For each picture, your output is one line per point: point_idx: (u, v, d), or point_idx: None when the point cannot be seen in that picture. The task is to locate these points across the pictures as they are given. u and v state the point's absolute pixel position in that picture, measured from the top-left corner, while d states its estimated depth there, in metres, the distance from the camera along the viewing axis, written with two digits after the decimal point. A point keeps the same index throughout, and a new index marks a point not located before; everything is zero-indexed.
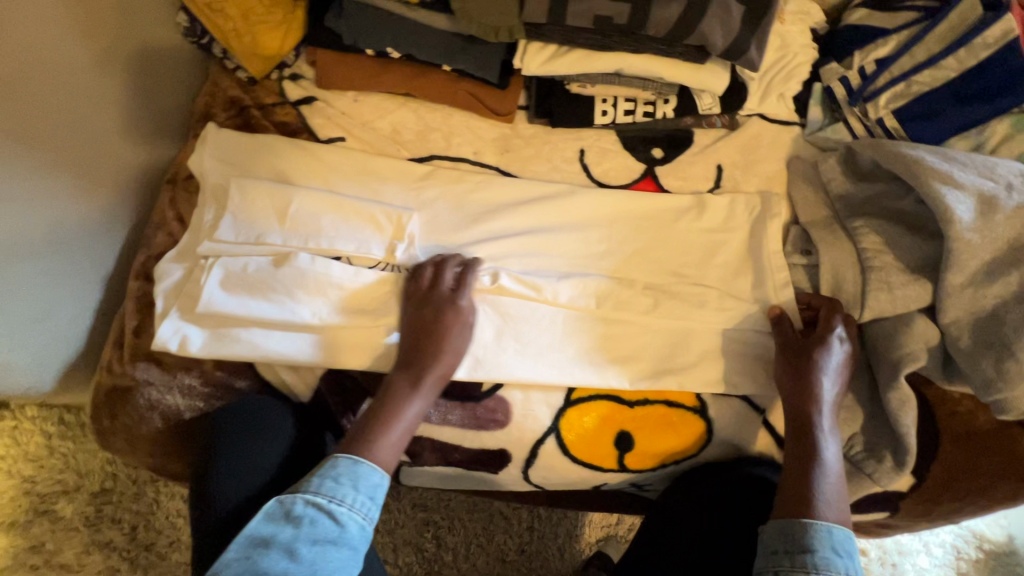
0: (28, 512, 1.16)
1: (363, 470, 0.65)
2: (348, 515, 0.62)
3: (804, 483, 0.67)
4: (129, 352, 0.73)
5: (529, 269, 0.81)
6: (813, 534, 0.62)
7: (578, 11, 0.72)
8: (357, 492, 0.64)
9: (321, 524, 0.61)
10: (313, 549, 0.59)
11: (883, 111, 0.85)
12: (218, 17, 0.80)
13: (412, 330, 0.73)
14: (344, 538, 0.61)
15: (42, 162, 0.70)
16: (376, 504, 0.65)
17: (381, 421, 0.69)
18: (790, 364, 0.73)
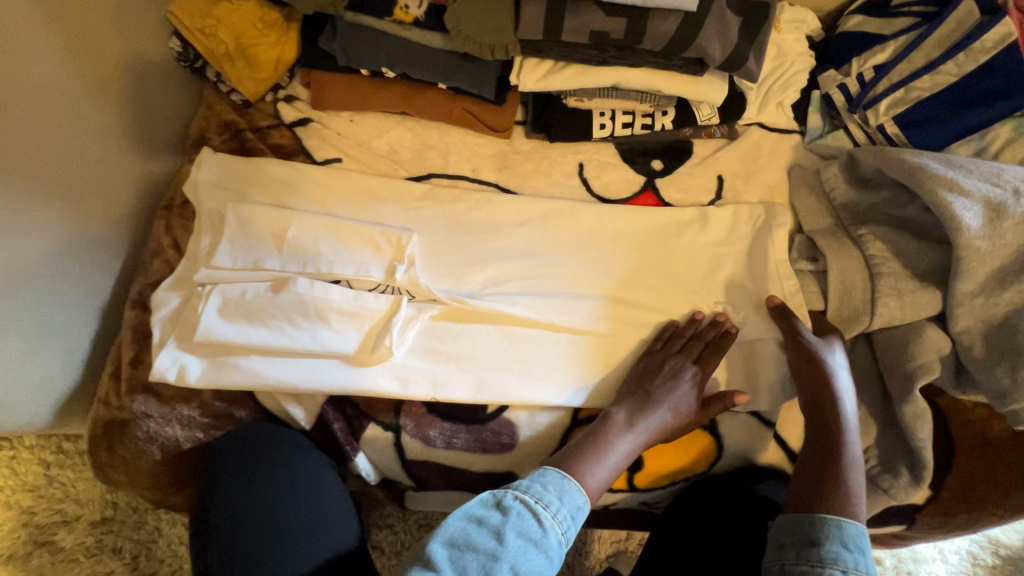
0: (27, 544, 1.14)
1: (570, 486, 0.64)
2: (550, 524, 0.60)
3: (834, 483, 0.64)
4: (126, 384, 0.71)
5: (529, 290, 0.79)
6: (821, 528, 0.60)
7: (573, 27, 0.71)
8: (561, 504, 0.62)
9: (528, 521, 0.59)
10: (517, 541, 0.58)
11: (883, 118, 0.84)
12: (211, 41, 0.81)
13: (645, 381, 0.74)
14: (544, 545, 0.59)
15: (31, 192, 0.69)
16: (575, 524, 0.62)
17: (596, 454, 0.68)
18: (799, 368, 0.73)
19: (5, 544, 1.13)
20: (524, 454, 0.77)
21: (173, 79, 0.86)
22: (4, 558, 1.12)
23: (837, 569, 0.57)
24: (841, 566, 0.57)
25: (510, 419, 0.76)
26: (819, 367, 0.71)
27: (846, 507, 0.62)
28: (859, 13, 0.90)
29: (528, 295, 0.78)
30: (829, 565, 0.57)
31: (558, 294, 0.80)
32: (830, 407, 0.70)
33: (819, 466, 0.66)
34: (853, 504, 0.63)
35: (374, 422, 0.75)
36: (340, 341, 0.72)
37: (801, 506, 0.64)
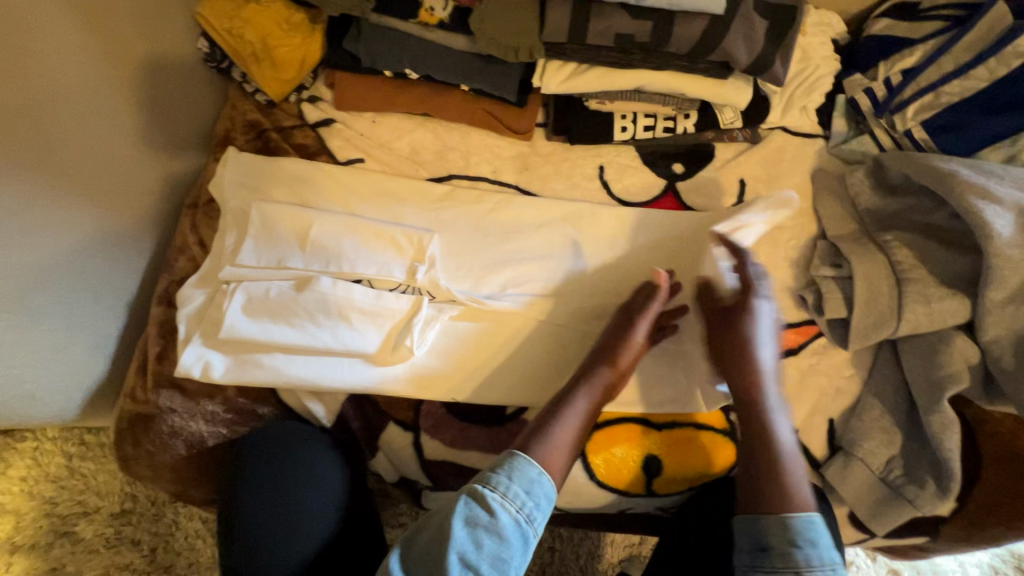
0: (49, 534, 1.16)
1: (520, 462, 0.63)
2: (501, 506, 0.60)
3: (767, 466, 0.65)
4: (152, 379, 0.73)
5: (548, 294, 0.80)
6: (775, 533, 0.63)
7: (598, 30, 0.70)
8: (512, 483, 0.61)
9: (476, 511, 0.59)
10: (463, 533, 0.58)
11: (911, 123, 0.83)
12: (238, 42, 0.82)
13: (604, 348, 0.73)
14: (497, 528, 0.59)
15: (64, 189, 0.70)
16: (532, 498, 0.61)
17: (550, 421, 0.67)
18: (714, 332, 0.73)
19: (28, 534, 1.15)
20: None
21: (200, 79, 0.88)
22: (26, 547, 1.15)
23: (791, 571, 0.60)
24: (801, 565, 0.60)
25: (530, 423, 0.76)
26: (731, 327, 0.71)
27: (787, 498, 0.64)
28: (887, 16, 0.89)
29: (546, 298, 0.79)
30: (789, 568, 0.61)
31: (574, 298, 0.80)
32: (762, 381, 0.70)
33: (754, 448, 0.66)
34: (795, 487, 0.64)
35: (396, 422, 0.76)
36: (360, 340, 0.73)
37: (749, 508, 0.65)
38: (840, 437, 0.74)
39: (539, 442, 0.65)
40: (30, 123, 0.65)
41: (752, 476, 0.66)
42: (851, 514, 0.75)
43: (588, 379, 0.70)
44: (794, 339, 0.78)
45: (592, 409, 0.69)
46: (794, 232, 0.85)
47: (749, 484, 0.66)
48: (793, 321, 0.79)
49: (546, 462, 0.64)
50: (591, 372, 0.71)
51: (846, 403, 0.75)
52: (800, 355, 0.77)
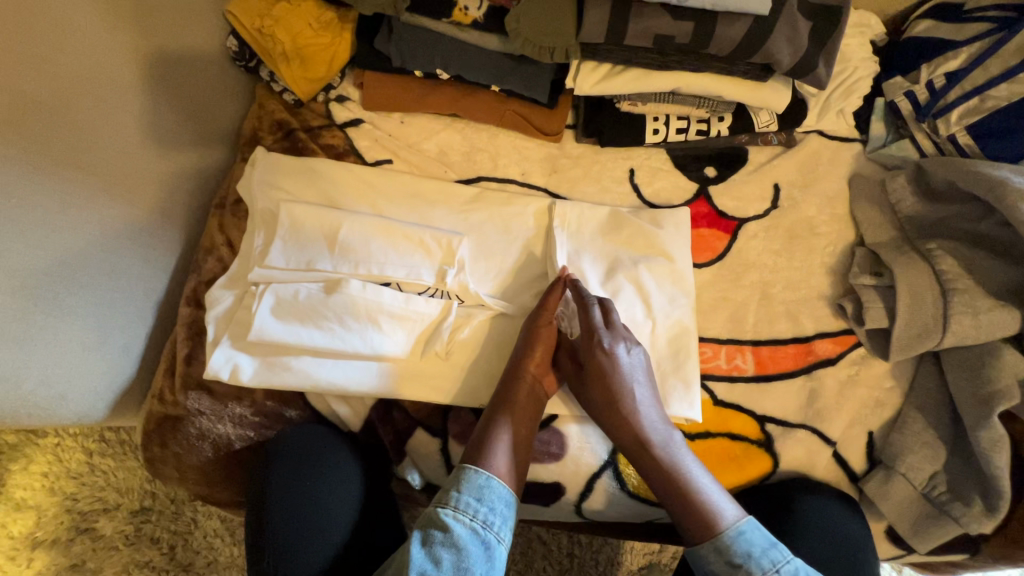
0: (70, 530, 1.16)
1: (466, 473, 0.64)
2: (454, 518, 0.61)
3: (678, 492, 0.65)
4: (180, 381, 0.72)
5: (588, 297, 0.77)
6: (711, 559, 0.62)
7: (637, 30, 0.69)
8: (462, 495, 0.62)
9: (430, 531, 0.61)
10: (421, 553, 0.59)
11: (955, 127, 0.81)
12: (267, 41, 0.81)
13: (523, 353, 0.71)
14: (453, 540, 0.60)
15: (96, 189, 0.69)
16: (484, 504, 0.62)
17: (492, 431, 0.67)
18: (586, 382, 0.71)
19: (49, 530, 1.16)
20: (574, 466, 0.74)
21: (229, 78, 0.87)
22: (47, 542, 1.15)
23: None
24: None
25: (559, 431, 0.75)
26: (597, 376, 0.69)
27: (708, 522, 0.63)
28: (929, 17, 0.87)
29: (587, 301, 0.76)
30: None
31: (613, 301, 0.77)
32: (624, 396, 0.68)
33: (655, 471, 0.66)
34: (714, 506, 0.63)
35: (422, 427, 0.74)
36: (388, 345, 0.72)
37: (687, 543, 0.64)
38: (881, 450, 0.72)
39: (491, 453, 0.65)
40: (60, 121, 0.65)
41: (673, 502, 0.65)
42: (890, 529, 0.72)
43: (515, 379, 0.69)
44: (832, 348, 0.76)
45: (521, 411, 0.68)
46: (830, 239, 0.82)
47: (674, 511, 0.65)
48: (830, 331, 0.77)
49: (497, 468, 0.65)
50: (514, 378, 0.70)
51: (886, 415, 0.73)
52: (838, 365, 0.75)
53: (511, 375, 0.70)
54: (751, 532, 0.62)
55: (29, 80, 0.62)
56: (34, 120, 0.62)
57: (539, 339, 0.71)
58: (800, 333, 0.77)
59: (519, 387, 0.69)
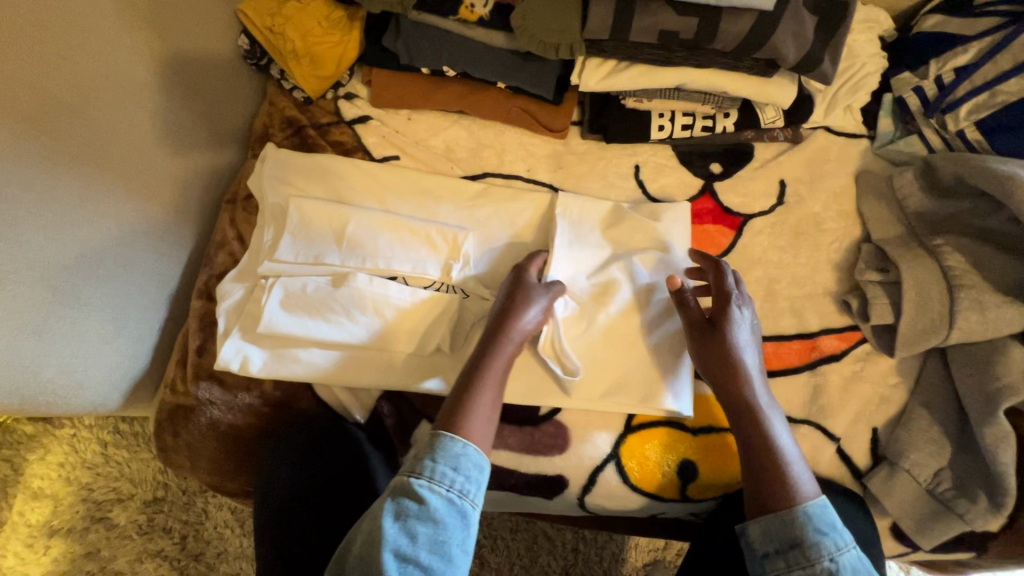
0: (85, 519, 1.19)
1: (444, 443, 0.60)
2: (430, 490, 0.57)
3: (772, 464, 0.63)
4: (192, 371, 0.74)
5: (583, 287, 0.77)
6: (799, 526, 0.58)
7: (641, 26, 0.69)
8: (437, 464, 0.58)
9: (404, 504, 0.56)
10: (394, 529, 0.55)
11: (964, 123, 0.80)
12: (277, 39, 0.83)
13: (495, 325, 0.70)
14: (429, 513, 0.56)
15: (113, 185, 0.71)
16: (461, 474, 0.59)
17: (466, 398, 0.64)
18: (699, 337, 0.71)
19: (66, 518, 1.19)
20: (577, 459, 0.75)
21: (241, 76, 0.89)
22: (64, 531, 1.18)
23: (825, 559, 0.56)
24: (827, 556, 0.56)
25: (563, 424, 0.76)
26: (716, 332, 0.69)
27: (788, 490, 0.61)
28: (939, 12, 0.86)
29: (581, 290, 0.77)
30: (820, 561, 0.56)
31: (605, 292, 0.77)
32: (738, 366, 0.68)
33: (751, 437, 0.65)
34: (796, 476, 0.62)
35: (427, 419, 0.75)
36: (395, 336, 0.73)
37: (763, 509, 0.61)
38: (885, 446, 0.72)
39: (463, 418, 0.63)
40: (81, 120, 0.67)
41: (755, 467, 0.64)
42: (895, 526, 0.72)
43: (493, 344, 0.68)
44: (837, 345, 0.76)
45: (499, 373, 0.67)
46: (836, 236, 0.82)
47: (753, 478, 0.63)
48: (835, 327, 0.77)
49: (470, 433, 0.62)
50: (488, 349, 0.68)
51: (891, 412, 0.73)
52: (843, 362, 0.75)
53: (485, 348, 0.68)
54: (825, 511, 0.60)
55: (50, 80, 0.63)
56: (55, 118, 0.64)
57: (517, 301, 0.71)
58: (805, 329, 0.77)
59: (493, 360, 0.68)
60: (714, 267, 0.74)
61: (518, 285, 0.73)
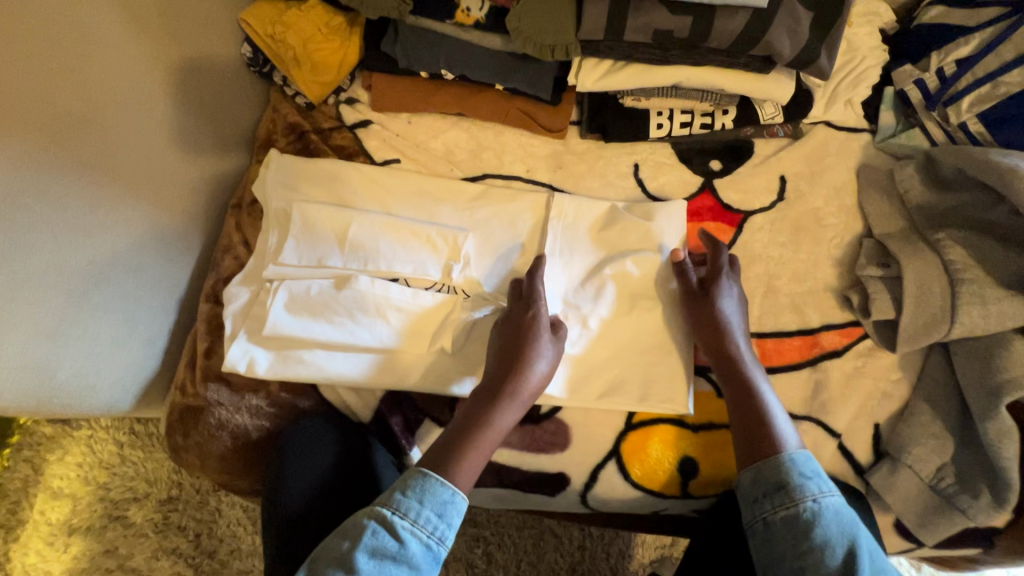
0: (103, 518, 1.23)
1: (433, 486, 0.63)
2: (411, 533, 0.61)
3: (754, 420, 0.68)
4: (201, 373, 0.76)
5: (577, 288, 0.80)
6: (785, 471, 0.64)
7: (636, 26, 0.69)
8: (423, 508, 0.62)
9: (383, 541, 0.60)
10: (370, 564, 0.58)
11: (966, 115, 0.79)
12: (279, 47, 0.84)
13: (500, 372, 0.70)
14: (406, 556, 0.60)
15: (123, 192, 0.73)
16: (443, 522, 0.62)
17: (462, 439, 0.67)
18: (691, 305, 0.76)
19: (84, 517, 1.22)
20: (579, 456, 0.76)
21: (246, 84, 0.90)
22: (83, 529, 1.22)
23: (809, 499, 0.62)
24: (810, 497, 0.62)
25: (563, 421, 0.77)
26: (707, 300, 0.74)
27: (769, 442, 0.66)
28: (940, 3, 0.85)
29: (574, 292, 0.79)
30: (802, 502, 0.62)
31: (599, 291, 0.79)
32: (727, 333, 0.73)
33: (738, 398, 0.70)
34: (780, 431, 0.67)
35: (430, 418, 0.77)
36: (399, 338, 0.75)
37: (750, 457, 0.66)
38: (887, 441, 0.71)
39: (454, 465, 0.66)
40: (92, 129, 0.69)
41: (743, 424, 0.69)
42: (898, 522, 0.72)
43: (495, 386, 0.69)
44: (838, 340, 0.76)
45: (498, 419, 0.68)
46: (837, 231, 0.82)
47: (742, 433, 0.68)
48: (836, 323, 0.77)
49: (459, 482, 0.65)
50: (491, 395, 0.69)
51: (893, 407, 0.73)
52: (845, 357, 0.75)
53: (488, 393, 0.69)
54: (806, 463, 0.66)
55: (61, 91, 0.65)
56: (66, 127, 0.66)
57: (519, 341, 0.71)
58: (806, 325, 0.77)
59: (496, 409, 0.69)
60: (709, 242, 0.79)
61: (529, 329, 0.71)
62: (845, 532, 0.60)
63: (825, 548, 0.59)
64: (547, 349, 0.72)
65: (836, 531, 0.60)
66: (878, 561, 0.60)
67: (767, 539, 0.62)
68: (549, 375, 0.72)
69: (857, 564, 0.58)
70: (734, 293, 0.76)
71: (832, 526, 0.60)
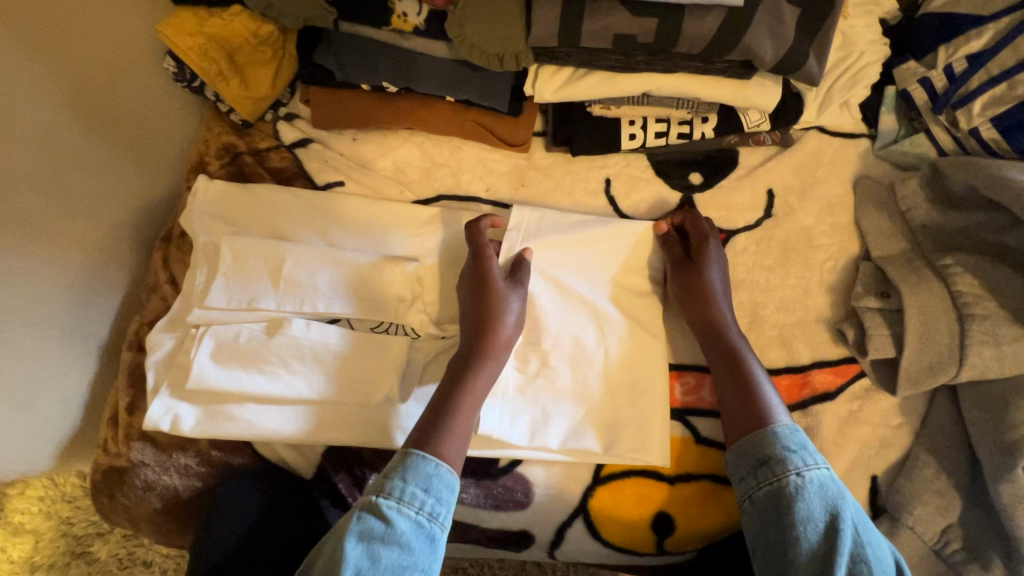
0: (66, 554, 1.09)
1: (414, 461, 0.58)
2: (398, 512, 0.56)
3: (742, 393, 0.63)
4: (123, 432, 0.69)
5: (537, 318, 0.70)
6: (768, 444, 0.59)
7: (594, 31, 0.60)
8: (407, 485, 0.57)
9: (369, 524, 0.55)
10: (358, 549, 0.53)
11: (977, 120, 0.70)
12: (204, 61, 0.73)
13: (473, 334, 0.65)
14: (395, 536, 0.55)
15: (22, 236, 0.64)
16: (431, 495, 0.57)
17: (442, 412, 0.62)
18: (678, 278, 0.71)
19: (46, 554, 1.08)
20: (542, 513, 0.69)
21: (170, 98, 0.81)
22: (45, 567, 1.08)
23: (792, 473, 0.57)
24: (794, 471, 0.57)
25: (524, 476, 0.69)
26: (693, 268, 0.70)
27: (756, 410, 0.61)
28: None
29: (533, 324, 0.70)
30: (787, 476, 0.57)
31: (564, 326, 0.71)
32: (707, 302, 0.68)
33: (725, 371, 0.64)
34: (764, 397, 0.62)
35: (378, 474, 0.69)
36: (337, 388, 0.67)
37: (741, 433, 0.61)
38: (886, 496, 0.64)
39: (437, 437, 0.60)
40: None
41: (732, 399, 0.63)
42: None
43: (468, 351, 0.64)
44: (831, 380, 0.68)
45: (477, 382, 0.64)
46: (831, 253, 0.73)
47: (734, 406, 0.63)
48: (830, 360, 0.68)
49: (444, 453, 0.59)
50: (467, 360, 0.64)
51: (893, 457, 0.65)
52: (839, 401, 0.67)
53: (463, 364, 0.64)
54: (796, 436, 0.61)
55: None
56: None
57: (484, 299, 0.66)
58: (795, 361, 0.69)
59: (473, 372, 0.64)
60: (686, 214, 0.75)
61: (489, 286, 0.66)
62: (828, 506, 0.55)
63: (804, 524, 0.54)
64: (518, 305, 0.67)
65: (820, 505, 0.55)
66: (869, 534, 0.55)
67: (754, 518, 0.57)
68: (519, 328, 0.68)
69: (839, 535, 0.53)
70: (719, 260, 0.70)
71: (817, 501, 0.55)
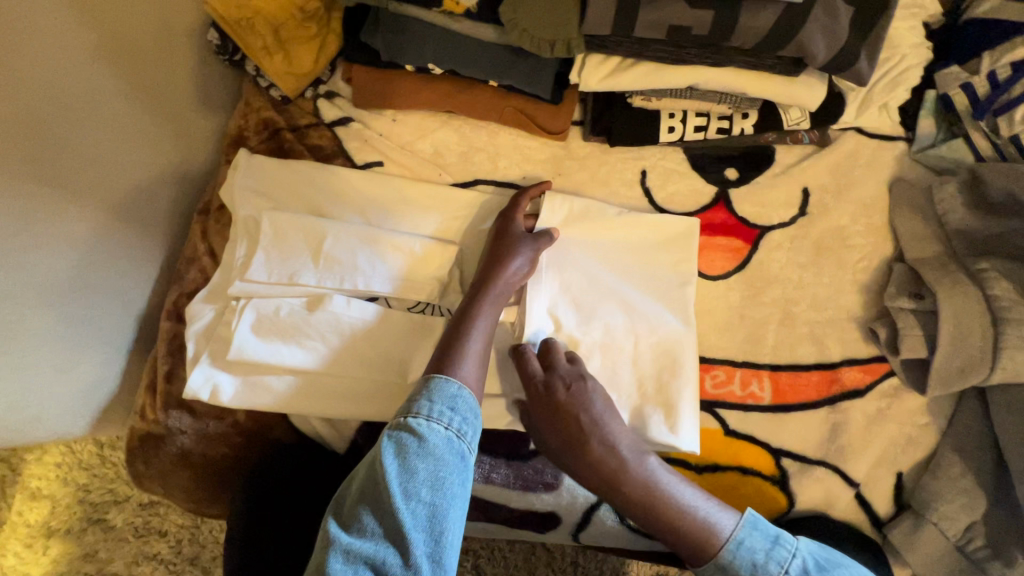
0: (81, 521, 1.07)
1: (440, 383, 0.59)
2: (429, 428, 0.57)
3: (673, 523, 0.61)
4: (161, 400, 0.70)
5: (566, 300, 0.71)
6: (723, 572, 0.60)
7: (650, 21, 0.61)
8: (434, 404, 0.58)
9: (403, 439, 0.56)
10: (395, 464, 0.54)
11: (1019, 127, 0.71)
12: (249, 35, 0.75)
13: (481, 275, 0.68)
14: (429, 450, 0.55)
15: (67, 203, 0.64)
16: (458, 414, 0.58)
17: (456, 340, 0.63)
18: (553, 428, 0.64)
19: (62, 519, 1.07)
20: (570, 497, 0.70)
21: (210, 71, 0.81)
22: (61, 532, 1.07)
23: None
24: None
25: None
26: (567, 414, 0.63)
27: (692, 529, 0.60)
28: None
29: (560, 304, 0.70)
30: None
31: (591, 313, 0.70)
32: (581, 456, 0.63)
33: (646, 514, 0.61)
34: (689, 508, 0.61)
35: None
36: (373, 365, 0.68)
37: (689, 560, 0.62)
38: (910, 493, 0.66)
39: (456, 360, 0.61)
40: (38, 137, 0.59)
41: (659, 526, 0.62)
42: None
43: (481, 287, 0.67)
44: (859, 378, 0.69)
45: (486, 313, 0.65)
46: (865, 253, 0.74)
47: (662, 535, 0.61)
48: (859, 358, 0.70)
49: (466, 377, 0.61)
50: (474, 296, 0.66)
51: (919, 455, 0.67)
52: (867, 398, 0.69)
53: (471, 298, 0.66)
54: (750, 538, 0.60)
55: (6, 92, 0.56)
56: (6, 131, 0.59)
57: (498, 241, 0.69)
58: (825, 358, 0.70)
59: (480, 301, 0.66)
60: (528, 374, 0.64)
61: (504, 233, 0.70)
62: None
63: None
64: (528, 247, 0.69)
65: None
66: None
67: None
68: (530, 271, 0.69)
69: None
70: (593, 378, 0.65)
71: None
